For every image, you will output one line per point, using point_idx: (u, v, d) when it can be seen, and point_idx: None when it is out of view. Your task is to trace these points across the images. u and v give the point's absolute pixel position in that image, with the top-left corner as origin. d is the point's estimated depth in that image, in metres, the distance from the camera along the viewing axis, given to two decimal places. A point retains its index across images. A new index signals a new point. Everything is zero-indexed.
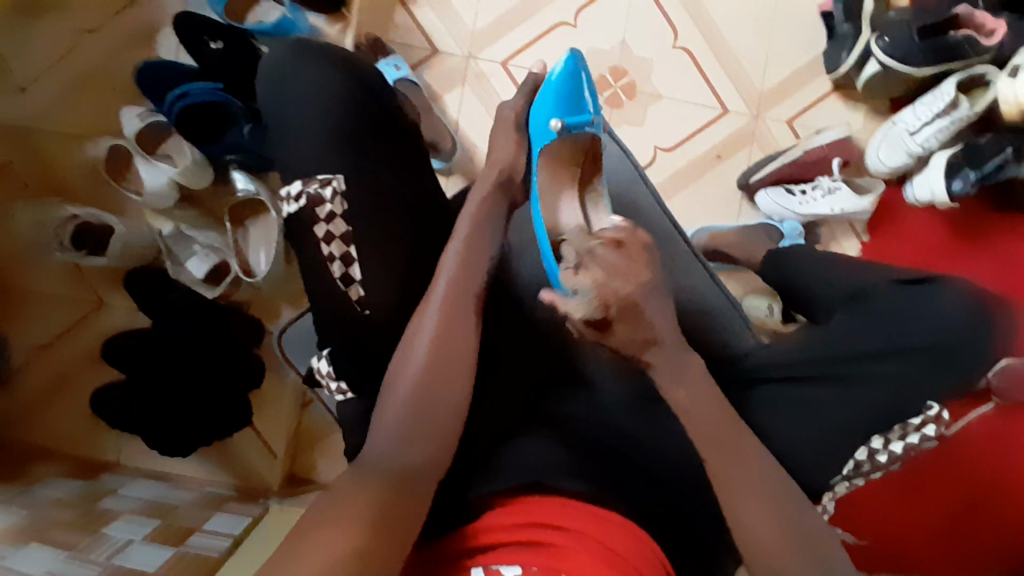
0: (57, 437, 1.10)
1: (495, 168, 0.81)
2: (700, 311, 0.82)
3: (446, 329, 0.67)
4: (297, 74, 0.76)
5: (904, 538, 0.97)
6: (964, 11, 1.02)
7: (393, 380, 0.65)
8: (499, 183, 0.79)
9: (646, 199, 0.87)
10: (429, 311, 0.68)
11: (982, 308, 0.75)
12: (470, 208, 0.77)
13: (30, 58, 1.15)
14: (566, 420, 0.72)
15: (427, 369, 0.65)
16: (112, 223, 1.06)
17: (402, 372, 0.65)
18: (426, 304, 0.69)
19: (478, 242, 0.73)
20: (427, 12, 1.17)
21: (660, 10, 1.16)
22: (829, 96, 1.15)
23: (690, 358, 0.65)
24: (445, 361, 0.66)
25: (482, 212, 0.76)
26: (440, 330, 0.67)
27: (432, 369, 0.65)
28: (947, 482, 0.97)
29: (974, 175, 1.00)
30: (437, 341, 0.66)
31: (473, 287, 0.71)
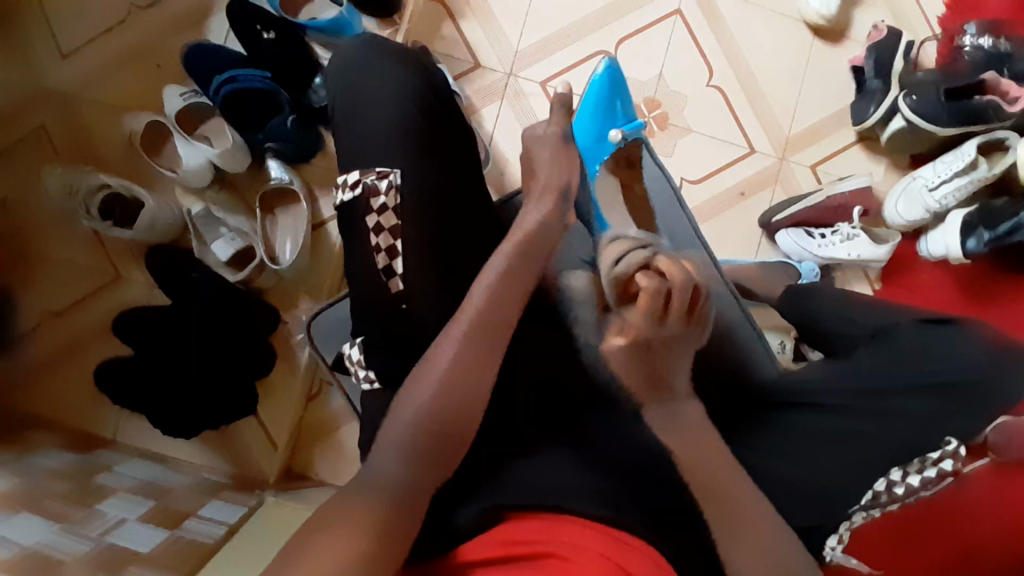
0: (58, 409, 1.09)
1: (549, 197, 0.77)
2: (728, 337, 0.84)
3: (479, 334, 0.66)
4: (370, 69, 0.79)
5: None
6: (991, 78, 1.08)
7: (422, 376, 0.65)
8: (556, 201, 0.77)
9: (684, 227, 0.90)
10: (466, 314, 0.67)
11: (1002, 354, 0.78)
12: (522, 228, 0.74)
13: (77, 26, 1.16)
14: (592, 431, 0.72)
15: (457, 368, 0.65)
16: (143, 197, 1.05)
17: (427, 374, 0.64)
18: (463, 310, 0.68)
19: (533, 249, 0.73)
20: (473, 26, 1.20)
21: (699, 49, 1.21)
22: (852, 147, 1.20)
23: (690, 408, 0.70)
24: (472, 365, 0.65)
25: (531, 236, 0.73)
26: (471, 341, 0.66)
27: (462, 367, 0.65)
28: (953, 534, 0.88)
29: (988, 235, 1.05)
30: (469, 341, 0.66)
31: (514, 300, 0.69)
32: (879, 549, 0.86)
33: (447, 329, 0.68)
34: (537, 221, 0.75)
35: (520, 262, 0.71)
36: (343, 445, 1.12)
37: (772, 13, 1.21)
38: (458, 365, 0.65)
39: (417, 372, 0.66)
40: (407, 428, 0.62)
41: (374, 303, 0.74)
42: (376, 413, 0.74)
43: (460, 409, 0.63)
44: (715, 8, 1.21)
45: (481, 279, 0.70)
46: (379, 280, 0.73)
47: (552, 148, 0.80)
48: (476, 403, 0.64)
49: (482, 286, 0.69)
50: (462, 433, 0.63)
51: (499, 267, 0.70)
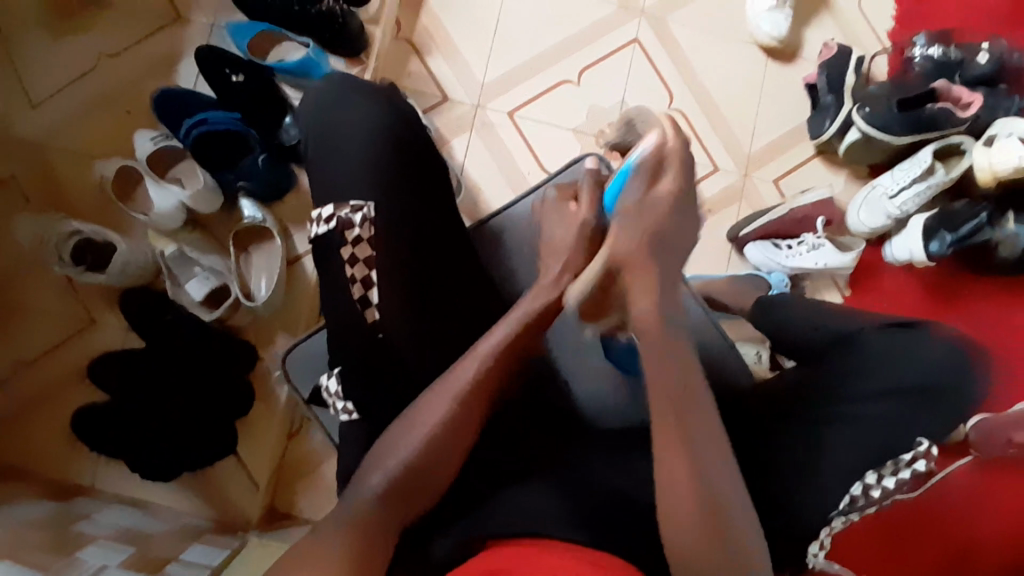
0: (32, 461, 1.07)
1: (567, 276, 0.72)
2: (702, 352, 0.87)
3: (479, 386, 0.66)
4: (340, 104, 0.81)
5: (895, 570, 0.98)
6: (942, 86, 1.13)
7: (401, 424, 0.65)
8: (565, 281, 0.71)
9: None
10: (473, 364, 0.67)
11: (962, 352, 0.80)
12: (531, 301, 0.71)
13: (48, 78, 1.18)
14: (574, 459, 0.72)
15: (452, 410, 0.65)
16: (116, 241, 1.06)
17: (409, 422, 0.65)
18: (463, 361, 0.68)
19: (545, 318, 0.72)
20: (440, 62, 1.24)
21: (658, 75, 1.25)
22: (812, 160, 1.24)
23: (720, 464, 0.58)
24: (463, 411, 0.65)
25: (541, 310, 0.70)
26: (462, 396, 0.65)
27: (448, 417, 0.64)
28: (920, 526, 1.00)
29: (950, 237, 1.08)
30: (466, 390, 0.66)
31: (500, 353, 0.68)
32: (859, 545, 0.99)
33: (437, 383, 0.67)
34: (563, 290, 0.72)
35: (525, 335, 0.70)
36: (324, 481, 1.11)
37: (727, 38, 1.26)
38: (449, 410, 0.65)
39: (396, 422, 0.65)
40: (391, 461, 0.62)
41: (348, 332, 0.74)
42: (355, 442, 0.73)
43: (444, 446, 0.64)
44: (672, 35, 1.26)
45: (501, 325, 0.70)
46: (354, 309, 0.74)
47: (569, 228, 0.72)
48: (461, 445, 0.65)
49: (496, 335, 0.69)
50: (436, 461, 0.63)
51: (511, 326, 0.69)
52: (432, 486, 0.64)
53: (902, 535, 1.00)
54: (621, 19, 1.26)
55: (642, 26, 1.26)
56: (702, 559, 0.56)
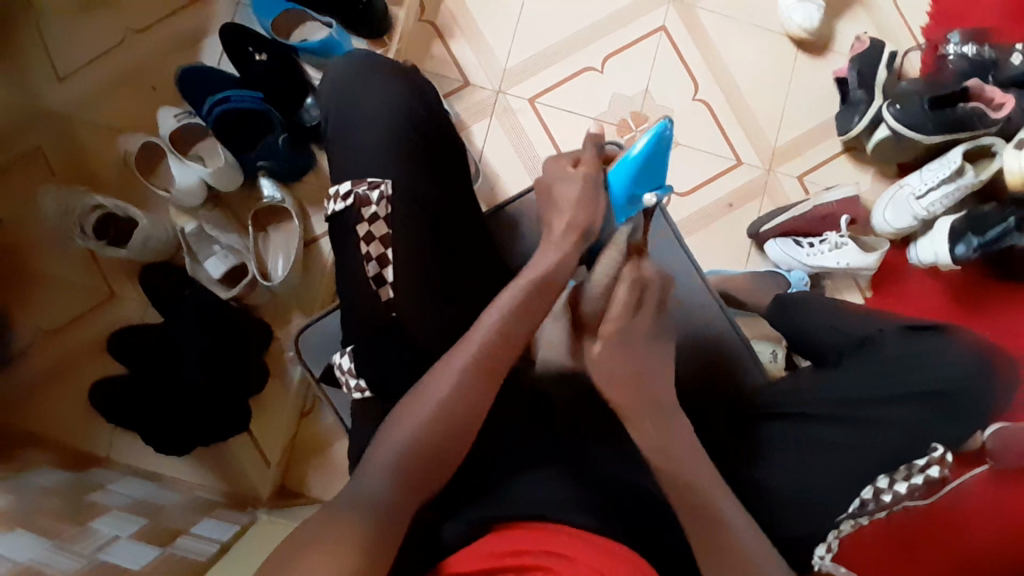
0: (53, 427, 1.10)
1: (570, 240, 0.72)
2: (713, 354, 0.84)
3: (473, 362, 0.65)
4: (362, 86, 0.80)
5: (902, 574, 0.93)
6: (976, 85, 1.08)
7: (411, 403, 0.64)
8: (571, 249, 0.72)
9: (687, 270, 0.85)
10: (463, 354, 0.65)
11: (986, 361, 0.78)
12: (537, 272, 0.70)
13: (74, 50, 1.18)
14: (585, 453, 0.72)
15: (452, 404, 0.63)
16: (136, 216, 1.07)
17: (422, 399, 0.64)
18: (462, 344, 0.67)
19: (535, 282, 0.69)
20: (462, 45, 1.22)
21: (684, 64, 1.23)
22: (839, 156, 1.21)
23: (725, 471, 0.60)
24: (462, 402, 0.64)
25: (547, 282, 0.69)
26: (464, 378, 0.64)
27: (450, 390, 0.64)
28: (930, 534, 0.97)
29: (976, 241, 1.07)
30: (456, 390, 0.64)
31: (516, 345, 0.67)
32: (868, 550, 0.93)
33: (447, 360, 0.66)
34: (550, 267, 0.70)
35: (531, 301, 0.68)
36: (334, 460, 1.12)
37: (757, 27, 1.23)
38: (451, 407, 0.63)
39: (403, 405, 0.65)
40: (394, 446, 0.62)
41: (362, 314, 0.75)
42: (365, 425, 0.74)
43: (446, 433, 0.63)
44: (700, 23, 1.23)
45: (504, 297, 0.68)
46: (368, 292, 0.74)
47: (579, 189, 0.73)
48: (466, 434, 0.64)
49: (486, 324, 0.67)
50: (444, 450, 0.63)
51: (508, 304, 0.68)
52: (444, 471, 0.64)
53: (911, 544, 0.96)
54: (648, 6, 1.23)
55: (669, 14, 1.23)
56: None
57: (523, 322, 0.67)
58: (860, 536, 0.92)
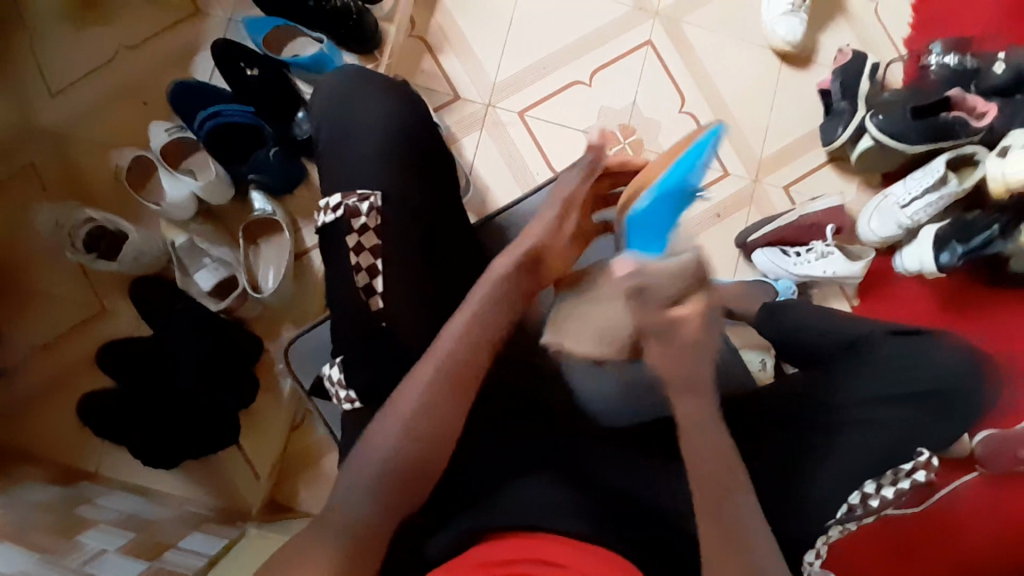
0: (43, 443, 1.09)
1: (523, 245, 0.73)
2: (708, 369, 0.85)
3: (456, 371, 0.65)
4: (351, 99, 0.81)
5: None
6: (956, 95, 1.10)
7: (389, 411, 0.64)
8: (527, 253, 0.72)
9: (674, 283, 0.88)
10: (433, 356, 0.66)
11: (971, 363, 0.79)
12: (496, 272, 0.70)
13: (68, 67, 1.20)
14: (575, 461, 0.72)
15: (427, 405, 0.64)
16: (128, 230, 1.08)
17: (399, 407, 0.64)
18: (435, 349, 0.67)
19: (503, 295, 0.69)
20: (453, 59, 1.24)
21: (671, 78, 1.25)
22: (824, 167, 1.23)
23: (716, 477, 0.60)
24: (434, 402, 0.64)
25: (506, 280, 0.70)
26: (442, 384, 0.65)
27: (433, 400, 0.64)
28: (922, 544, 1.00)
29: (960, 249, 1.07)
30: (425, 394, 0.64)
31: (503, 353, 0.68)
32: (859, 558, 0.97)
33: (418, 368, 0.66)
34: (514, 263, 0.71)
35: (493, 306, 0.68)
36: (326, 473, 1.12)
37: (742, 41, 1.26)
38: (425, 407, 0.64)
39: (382, 411, 0.65)
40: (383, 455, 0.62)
41: (352, 324, 0.75)
42: (355, 435, 0.74)
43: (433, 442, 0.63)
44: (685, 38, 1.26)
45: (470, 302, 0.69)
46: (357, 302, 0.75)
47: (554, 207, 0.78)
48: (447, 438, 0.64)
49: (451, 328, 0.67)
50: (431, 458, 0.63)
51: (473, 307, 0.68)
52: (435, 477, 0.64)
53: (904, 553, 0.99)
54: (634, 20, 1.26)
55: (654, 28, 1.26)
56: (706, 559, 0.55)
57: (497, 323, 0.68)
58: (854, 539, 0.97)
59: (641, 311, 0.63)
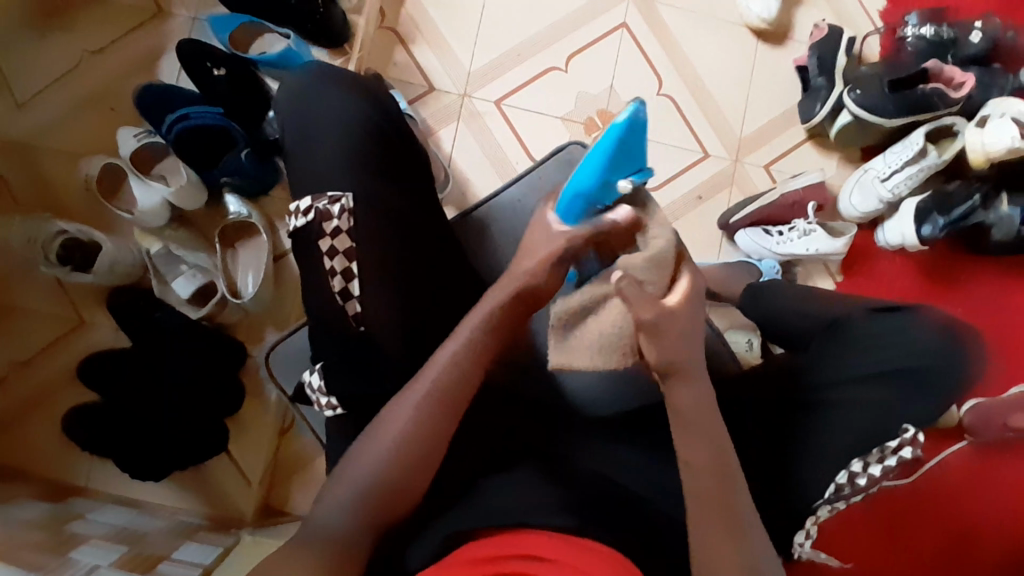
0: (28, 461, 1.07)
1: (506, 290, 0.70)
2: None
3: (439, 384, 0.65)
4: (317, 98, 0.79)
5: (884, 555, 1.01)
6: (933, 67, 1.10)
7: (380, 430, 0.64)
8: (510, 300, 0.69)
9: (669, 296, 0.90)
10: (432, 373, 0.66)
11: (950, 334, 0.80)
12: (481, 313, 0.68)
13: (28, 76, 1.16)
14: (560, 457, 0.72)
15: (432, 416, 0.64)
16: (100, 240, 1.06)
17: (388, 419, 0.64)
18: (428, 365, 0.67)
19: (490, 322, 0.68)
20: (425, 50, 1.22)
21: (648, 60, 1.23)
22: (803, 144, 1.23)
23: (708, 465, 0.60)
24: (434, 416, 0.64)
25: (497, 321, 0.68)
26: (430, 390, 0.65)
27: (424, 412, 0.64)
28: (915, 516, 1.02)
29: (942, 220, 1.08)
30: (428, 406, 0.65)
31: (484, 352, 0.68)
32: (852, 534, 1.01)
33: (405, 388, 0.66)
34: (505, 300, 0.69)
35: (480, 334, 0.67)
36: (318, 476, 1.11)
37: (718, 20, 1.24)
38: (425, 418, 0.64)
39: (368, 430, 0.65)
40: (370, 460, 0.63)
41: (332, 327, 0.74)
42: (342, 439, 0.74)
43: (419, 444, 0.63)
44: (661, 18, 1.24)
45: (450, 339, 0.67)
46: (336, 305, 0.74)
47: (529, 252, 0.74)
48: (440, 442, 0.65)
49: (445, 351, 0.67)
50: (416, 460, 0.63)
51: (459, 341, 0.67)
52: (421, 478, 0.64)
53: (897, 525, 1.01)
54: (609, 3, 1.24)
55: (629, 10, 1.24)
56: None
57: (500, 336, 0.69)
58: (846, 517, 1.01)
59: (641, 301, 0.61)
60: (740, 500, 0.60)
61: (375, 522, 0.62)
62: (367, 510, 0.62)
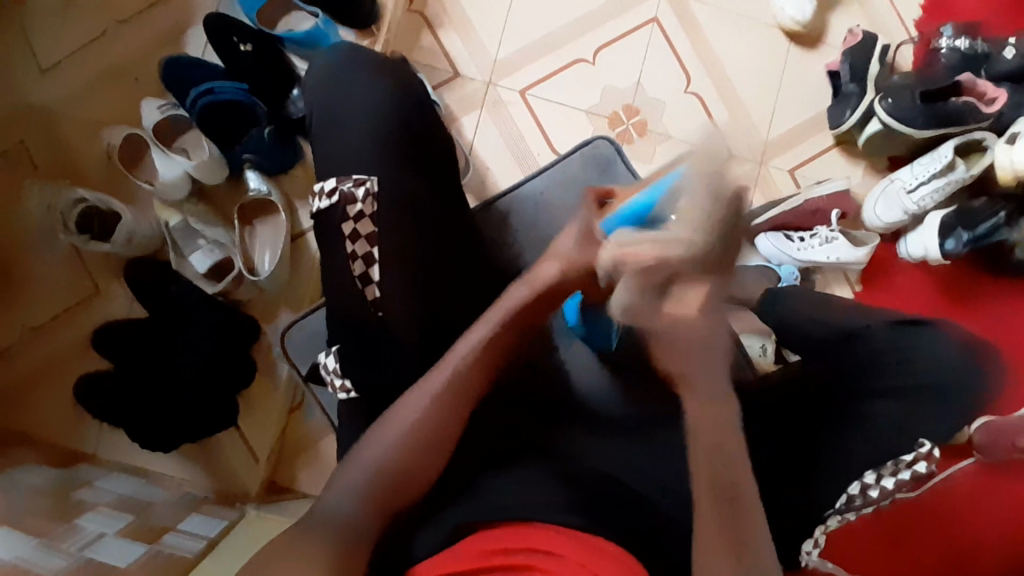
0: (39, 426, 1.09)
1: (541, 280, 0.70)
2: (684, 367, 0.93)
3: (454, 376, 0.66)
4: (345, 80, 0.79)
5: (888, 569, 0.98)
6: (966, 80, 1.09)
7: (394, 420, 0.65)
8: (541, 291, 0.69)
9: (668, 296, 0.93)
10: (445, 369, 0.66)
11: (969, 351, 0.79)
12: (511, 301, 0.69)
13: (55, 43, 1.16)
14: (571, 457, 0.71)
15: (446, 407, 0.65)
16: (119, 209, 1.06)
17: (403, 409, 0.65)
18: (448, 356, 0.67)
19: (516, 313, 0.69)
20: (452, 35, 1.21)
21: (677, 57, 1.22)
22: (830, 150, 1.21)
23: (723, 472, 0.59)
24: (446, 408, 0.65)
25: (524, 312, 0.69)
26: (447, 382, 0.66)
27: (442, 403, 0.65)
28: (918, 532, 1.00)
29: (966, 236, 1.07)
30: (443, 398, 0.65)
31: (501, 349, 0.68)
32: (857, 546, 0.98)
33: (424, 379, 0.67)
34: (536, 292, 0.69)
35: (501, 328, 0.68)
36: (324, 457, 1.11)
37: (749, 20, 1.22)
38: (436, 408, 0.65)
39: (383, 417, 0.66)
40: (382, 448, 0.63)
41: (349, 313, 0.74)
42: (354, 423, 0.74)
43: (432, 436, 0.64)
44: (692, 15, 1.22)
45: (479, 326, 0.68)
46: (355, 290, 0.73)
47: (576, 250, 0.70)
48: (452, 434, 0.65)
49: (458, 349, 0.67)
50: (430, 450, 0.64)
51: (487, 328, 0.68)
52: (431, 467, 0.64)
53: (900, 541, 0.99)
54: None
55: (660, 5, 1.22)
56: None
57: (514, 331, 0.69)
58: (854, 529, 0.97)
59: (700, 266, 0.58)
60: (750, 510, 0.59)
61: (381, 510, 0.61)
62: (375, 495, 0.62)
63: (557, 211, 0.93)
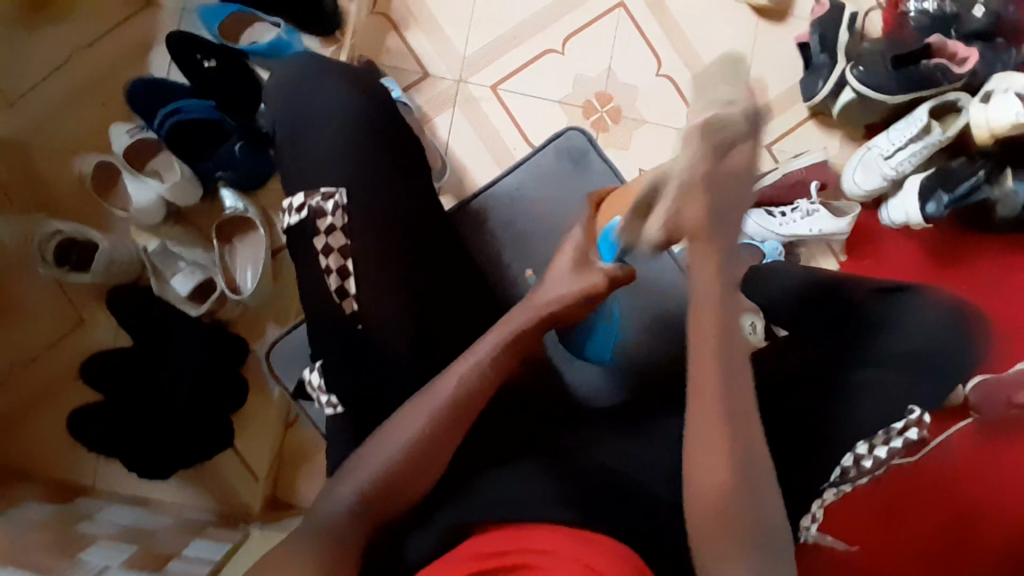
0: (35, 463, 1.07)
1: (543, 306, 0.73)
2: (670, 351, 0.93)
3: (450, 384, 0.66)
4: (310, 90, 0.78)
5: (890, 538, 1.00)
6: (937, 41, 1.09)
7: (391, 432, 0.64)
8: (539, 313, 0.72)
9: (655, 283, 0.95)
10: (449, 378, 0.67)
11: (956, 315, 0.80)
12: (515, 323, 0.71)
13: (18, 74, 1.14)
14: (566, 452, 0.71)
15: (446, 418, 0.64)
16: (96, 238, 1.05)
17: (402, 421, 0.65)
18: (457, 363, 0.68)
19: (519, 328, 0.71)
20: (419, 35, 1.19)
21: (646, 40, 1.21)
22: (806, 122, 1.21)
23: None
24: (445, 415, 0.65)
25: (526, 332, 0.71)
26: (452, 392, 0.65)
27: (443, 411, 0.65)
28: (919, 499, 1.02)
29: (947, 198, 1.06)
30: (444, 412, 0.65)
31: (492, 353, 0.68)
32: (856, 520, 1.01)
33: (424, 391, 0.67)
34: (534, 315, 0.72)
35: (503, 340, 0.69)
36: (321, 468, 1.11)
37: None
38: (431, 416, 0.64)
39: (380, 428, 0.66)
40: (378, 460, 0.62)
41: (330, 326, 0.73)
42: (345, 436, 0.73)
43: (428, 444, 0.63)
44: None
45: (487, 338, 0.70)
46: (335, 303, 0.73)
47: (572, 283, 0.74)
48: (448, 441, 0.65)
49: (457, 370, 0.67)
50: (424, 458, 0.63)
51: (494, 343, 0.69)
52: (427, 476, 0.63)
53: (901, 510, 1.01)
54: None
55: None
56: (711, 540, 0.55)
57: (508, 340, 0.70)
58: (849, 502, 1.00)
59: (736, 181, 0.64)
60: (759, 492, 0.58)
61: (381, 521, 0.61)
62: (373, 508, 0.61)
63: (531, 205, 0.93)
